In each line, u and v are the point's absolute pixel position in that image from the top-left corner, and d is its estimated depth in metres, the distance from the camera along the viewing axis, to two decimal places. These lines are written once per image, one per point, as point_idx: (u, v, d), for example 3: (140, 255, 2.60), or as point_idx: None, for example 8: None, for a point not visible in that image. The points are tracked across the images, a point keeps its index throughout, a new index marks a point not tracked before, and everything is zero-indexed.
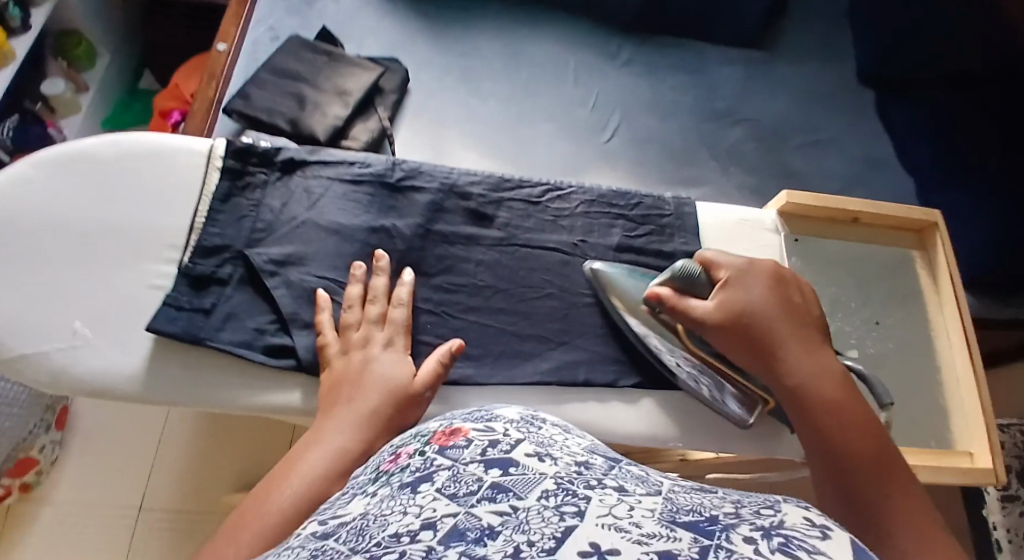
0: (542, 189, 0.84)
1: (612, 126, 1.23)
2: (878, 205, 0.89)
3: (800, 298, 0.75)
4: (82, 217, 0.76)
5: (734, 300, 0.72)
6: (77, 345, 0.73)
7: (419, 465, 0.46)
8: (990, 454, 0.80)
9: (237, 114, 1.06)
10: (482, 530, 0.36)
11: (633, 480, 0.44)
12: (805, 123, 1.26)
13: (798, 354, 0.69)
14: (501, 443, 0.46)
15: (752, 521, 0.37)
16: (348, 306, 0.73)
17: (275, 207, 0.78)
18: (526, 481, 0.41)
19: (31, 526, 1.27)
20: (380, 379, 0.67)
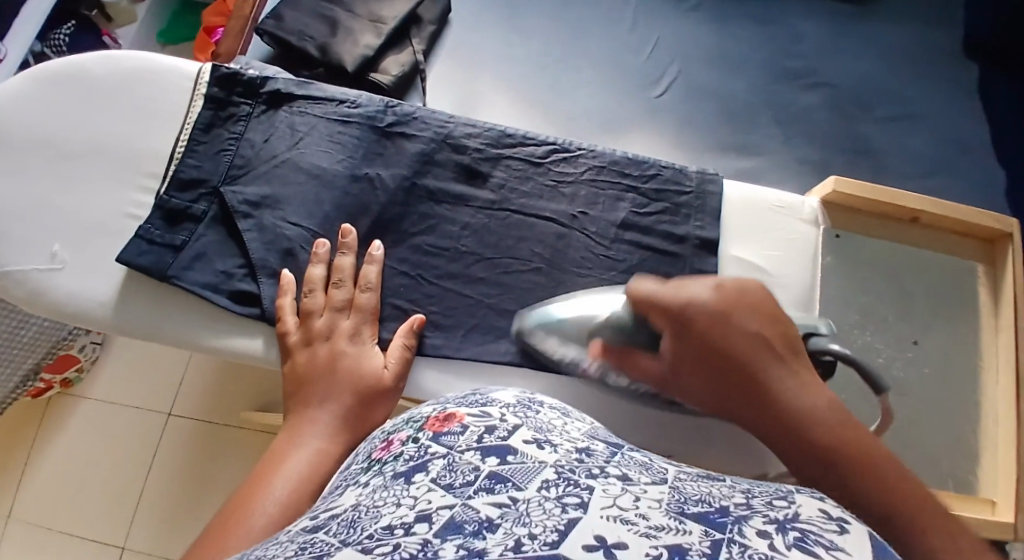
0: (547, 149, 0.76)
1: (666, 81, 1.09)
2: (944, 205, 0.76)
3: (756, 307, 0.58)
4: (70, 137, 0.75)
5: (680, 341, 0.57)
6: (55, 268, 0.72)
7: (414, 453, 0.45)
8: (1016, 508, 0.69)
9: (268, 37, 1.01)
10: (482, 523, 0.36)
11: (635, 467, 0.44)
12: (894, 95, 1.09)
13: (778, 390, 0.54)
14: (499, 430, 0.47)
15: (765, 513, 0.38)
16: (310, 290, 0.69)
17: (256, 143, 0.74)
18: (527, 470, 0.41)
19: (71, 418, 1.29)
20: (358, 369, 0.65)
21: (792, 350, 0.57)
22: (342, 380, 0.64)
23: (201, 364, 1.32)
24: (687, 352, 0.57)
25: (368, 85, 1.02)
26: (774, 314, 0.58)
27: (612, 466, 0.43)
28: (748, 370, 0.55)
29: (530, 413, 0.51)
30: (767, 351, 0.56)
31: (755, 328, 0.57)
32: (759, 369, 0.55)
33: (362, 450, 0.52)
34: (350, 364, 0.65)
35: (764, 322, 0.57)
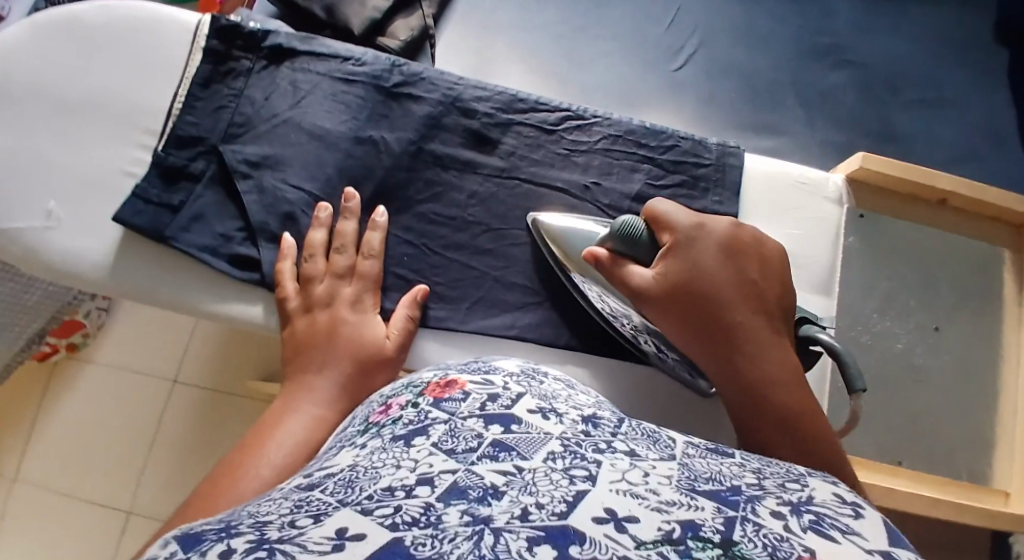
0: (560, 116, 0.72)
1: (687, 53, 1.05)
2: (978, 187, 0.72)
3: (762, 265, 0.59)
4: (67, 90, 0.73)
5: (682, 271, 0.57)
6: (50, 227, 0.71)
7: (413, 419, 0.42)
8: None
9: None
10: (485, 490, 0.33)
11: (645, 441, 0.41)
12: (924, 75, 1.04)
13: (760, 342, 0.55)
14: (502, 398, 0.44)
15: (776, 494, 0.37)
16: (310, 255, 0.66)
17: (256, 100, 0.71)
18: (532, 440, 0.38)
19: (76, 384, 1.28)
20: (359, 338, 0.63)
21: (784, 315, 0.58)
22: (344, 348, 0.62)
23: (210, 333, 1.29)
24: (682, 282, 0.57)
25: (375, 47, 0.99)
26: (779, 276, 0.60)
27: (620, 441, 0.41)
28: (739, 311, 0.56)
29: (533, 383, 0.49)
30: (762, 304, 0.57)
31: (755, 280, 0.58)
32: (749, 313, 0.56)
33: (360, 415, 0.50)
34: (350, 332, 0.63)
35: (765, 277, 0.58)
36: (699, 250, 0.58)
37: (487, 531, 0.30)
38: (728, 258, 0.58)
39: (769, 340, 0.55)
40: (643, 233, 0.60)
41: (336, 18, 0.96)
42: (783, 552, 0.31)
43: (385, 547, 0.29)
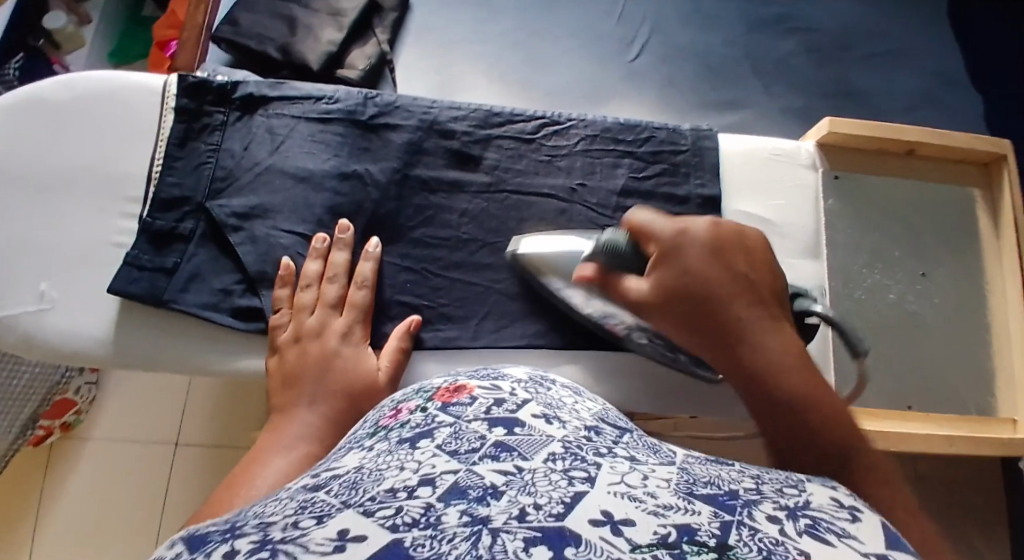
0: (536, 124, 0.74)
1: (640, 42, 1.07)
2: (942, 134, 0.75)
3: (750, 256, 0.55)
4: (41, 170, 0.73)
5: (679, 279, 0.53)
6: (43, 309, 0.70)
7: (421, 421, 0.43)
8: None
9: (225, 44, 1.01)
10: (485, 490, 0.35)
11: (643, 450, 0.43)
12: (868, 32, 1.08)
13: (763, 339, 0.51)
14: (508, 402, 0.46)
15: (774, 499, 0.38)
16: (304, 285, 0.67)
17: (236, 152, 0.71)
18: (534, 442, 0.40)
19: (77, 463, 1.25)
20: (352, 369, 0.63)
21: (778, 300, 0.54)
22: (336, 379, 0.62)
23: (203, 388, 1.28)
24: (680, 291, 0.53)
25: (335, 81, 1.02)
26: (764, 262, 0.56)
27: (621, 448, 0.43)
28: (739, 312, 0.52)
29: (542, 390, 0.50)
30: (758, 300, 0.53)
31: (747, 276, 0.54)
32: (749, 309, 0.52)
33: (370, 420, 0.50)
34: (343, 364, 0.63)
35: (755, 271, 0.55)
36: (689, 255, 0.54)
37: (485, 531, 0.32)
38: (717, 259, 0.54)
39: (771, 332, 0.51)
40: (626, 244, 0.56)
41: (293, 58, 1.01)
42: (779, 554, 0.33)
43: (387, 549, 0.31)
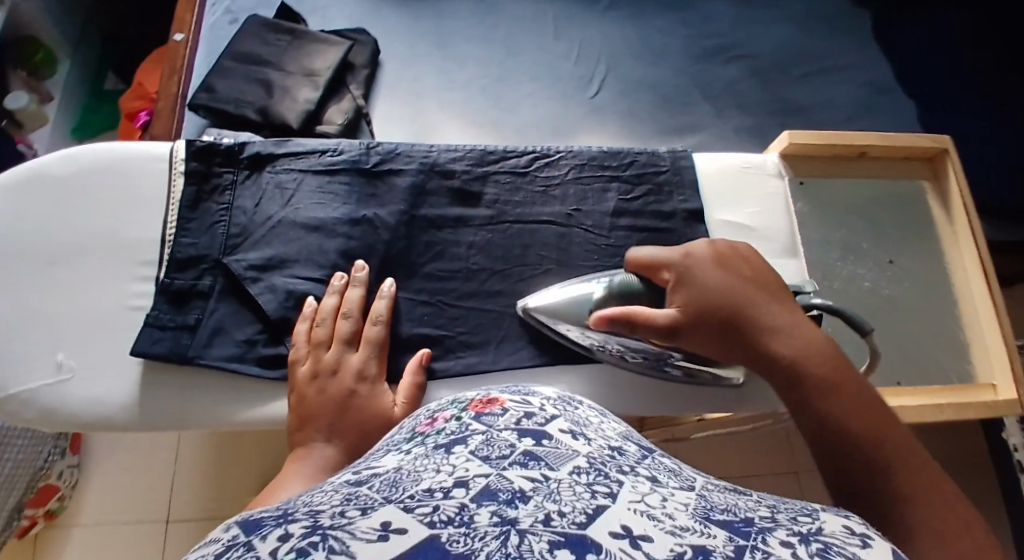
0: (528, 158, 0.79)
1: (598, 80, 1.13)
2: (888, 136, 0.84)
3: (751, 264, 0.63)
4: (50, 243, 0.74)
5: (693, 292, 0.61)
6: (64, 379, 0.71)
7: (453, 428, 0.42)
8: (1015, 383, 0.75)
9: (203, 110, 1.02)
10: (514, 493, 0.35)
11: (665, 471, 0.43)
12: (802, 54, 1.17)
13: (776, 333, 0.57)
14: (538, 416, 0.44)
15: (787, 526, 0.39)
16: (319, 320, 0.69)
17: (248, 209, 0.74)
18: (561, 455, 0.40)
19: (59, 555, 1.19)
20: (370, 405, 0.65)
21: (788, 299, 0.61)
22: (352, 417, 0.64)
23: (195, 441, 1.27)
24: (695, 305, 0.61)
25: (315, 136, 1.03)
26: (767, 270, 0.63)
27: (645, 468, 0.42)
28: (751, 308, 0.59)
29: (570, 407, 0.48)
30: (762, 295, 0.60)
31: (750, 278, 0.62)
32: (759, 304, 0.59)
33: (404, 426, 0.49)
34: (363, 401, 0.65)
35: (758, 272, 0.62)
36: (695, 267, 0.63)
37: (513, 530, 0.33)
38: (720, 266, 0.62)
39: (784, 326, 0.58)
40: (640, 282, 0.66)
41: (273, 120, 1.02)
42: None
43: (422, 546, 0.32)
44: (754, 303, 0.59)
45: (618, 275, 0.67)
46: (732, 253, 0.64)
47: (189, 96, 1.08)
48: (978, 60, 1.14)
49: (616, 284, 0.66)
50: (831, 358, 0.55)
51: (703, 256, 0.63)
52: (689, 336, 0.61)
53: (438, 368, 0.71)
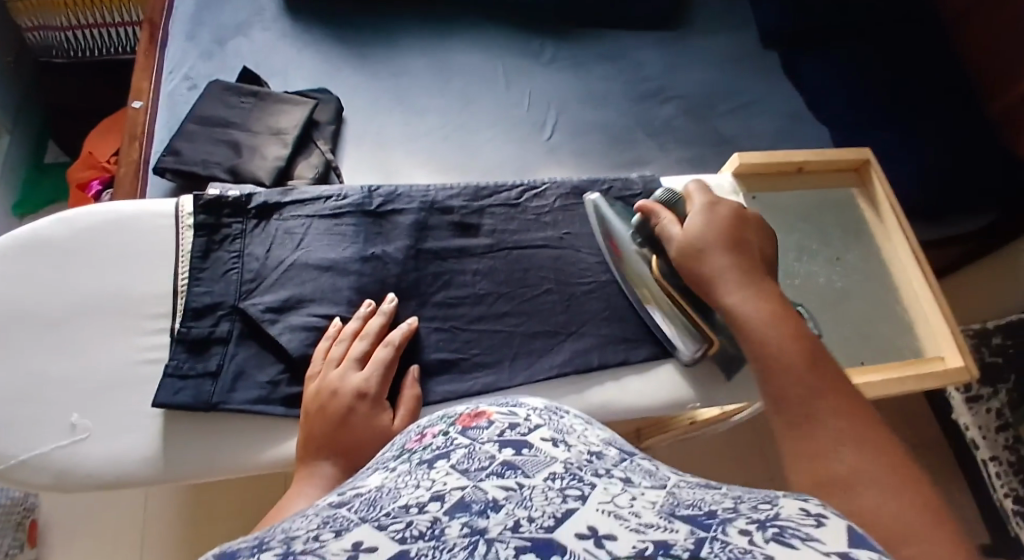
0: (518, 191, 0.86)
1: (550, 124, 1.20)
2: (820, 153, 0.97)
3: (759, 234, 0.73)
4: (54, 304, 0.72)
5: (700, 226, 0.72)
6: (78, 439, 0.69)
7: (438, 442, 0.42)
8: (960, 354, 0.86)
9: (170, 173, 0.98)
10: (487, 503, 0.34)
11: (640, 472, 0.40)
12: (726, 90, 1.28)
13: (754, 294, 0.65)
14: (521, 426, 0.43)
15: (751, 514, 0.35)
16: (336, 340, 0.72)
17: (259, 255, 0.77)
18: (538, 462, 0.38)
19: None
20: (369, 424, 0.66)
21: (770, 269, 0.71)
22: (348, 433, 0.65)
23: (161, 502, 1.19)
24: (700, 235, 0.71)
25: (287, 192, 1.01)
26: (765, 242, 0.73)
27: (619, 470, 0.40)
28: (740, 260, 0.69)
29: (556, 415, 0.47)
30: (757, 258, 0.70)
31: (753, 243, 0.71)
32: (744, 261, 0.69)
33: (394, 441, 0.48)
34: (361, 420, 0.66)
35: (760, 243, 0.72)
36: (712, 213, 0.73)
37: (483, 542, 0.31)
38: (733, 223, 0.72)
39: (764, 294, 0.65)
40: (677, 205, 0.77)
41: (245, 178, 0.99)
42: None
43: None
44: (734, 255, 0.69)
45: (667, 190, 0.78)
46: (744, 219, 0.74)
47: (152, 162, 1.03)
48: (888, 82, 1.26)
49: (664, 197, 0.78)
50: (817, 353, 0.59)
51: (721, 210, 0.74)
52: (680, 261, 0.72)
53: (459, 390, 0.74)
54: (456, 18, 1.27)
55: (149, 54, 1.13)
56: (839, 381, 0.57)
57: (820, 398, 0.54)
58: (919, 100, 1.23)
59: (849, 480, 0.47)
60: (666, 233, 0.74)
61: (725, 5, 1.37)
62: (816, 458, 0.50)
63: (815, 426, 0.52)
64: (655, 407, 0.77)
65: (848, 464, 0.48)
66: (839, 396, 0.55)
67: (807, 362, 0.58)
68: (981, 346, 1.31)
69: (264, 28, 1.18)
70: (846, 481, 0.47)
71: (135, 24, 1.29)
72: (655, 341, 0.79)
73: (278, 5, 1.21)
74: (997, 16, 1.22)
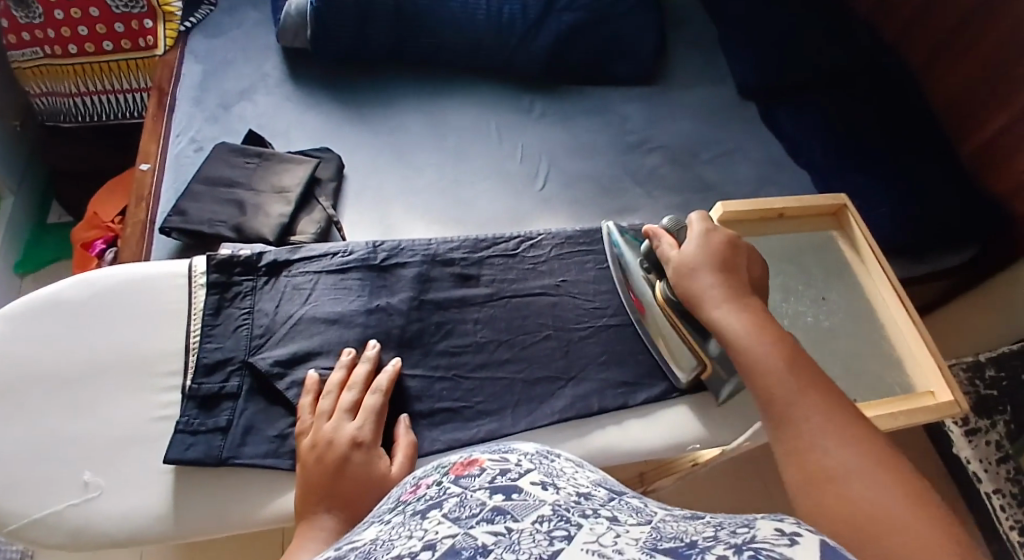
0: (515, 241, 0.91)
1: (542, 175, 1.23)
2: (799, 198, 1.01)
3: (751, 259, 0.77)
4: (67, 364, 0.74)
5: (696, 249, 0.75)
6: (91, 497, 0.69)
7: (433, 495, 0.45)
8: (949, 389, 0.89)
9: (176, 232, 1.01)
10: (477, 549, 0.36)
11: (627, 511, 0.44)
12: (709, 139, 1.33)
13: (740, 310, 0.69)
14: (511, 472, 0.46)
15: (727, 542, 0.37)
16: (324, 393, 0.73)
17: (269, 310, 0.80)
18: (526, 505, 0.41)
19: None
20: (365, 471, 0.67)
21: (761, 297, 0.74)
22: (346, 483, 0.66)
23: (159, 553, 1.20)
24: (698, 255, 0.75)
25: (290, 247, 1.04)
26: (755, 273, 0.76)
27: (606, 510, 0.43)
28: (732, 281, 0.72)
29: (545, 461, 0.50)
30: (748, 287, 0.73)
31: (744, 267, 0.75)
32: (735, 283, 0.72)
33: (392, 496, 0.51)
34: (358, 468, 0.67)
35: (752, 268, 0.76)
36: (708, 237, 0.76)
37: None
38: (727, 247, 0.76)
39: (752, 309, 0.69)
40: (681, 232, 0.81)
41: (249, 236, 1.02)
42: None
43: None
44: (729, 283, 0.72)
45: (671, 218, 0.82)
46: (739, 246, 0.77)
47: (159, 221, 1.06)
48: (865, 128, 1.31)
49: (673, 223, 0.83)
50: (801, 358, 0.64)
51: (717, 237, 0.77)
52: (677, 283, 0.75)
53: (463, 438, 0.76)
54: (448, 78, 1.33)
55: (157, 117, 1.18)
56: (827, 384, 0.61)
57: (809, 401, 0.59)
58: (893, 144, 1.28)
59: (843, 479, 0.52)
60: (665, 255, 0.78)
61: (702, 62, 1.45)
62: (812, 459, 0.55)
63: (807, 430, 0.57)
64: (654, 449, 0.79)
65: (839, 463, 0.53)
66: (826, 398, 0.59)
67: (793, 367, 0.62)
68: (976, 380, 1.33)
69: (267, 93, 1.24)
70: (840, 481, 0.52)
71: (145, 91, 1.32)
72: (653, 385, 0.82)
73: (281, 71, 1.27)
74: (960, 63, 1.27)
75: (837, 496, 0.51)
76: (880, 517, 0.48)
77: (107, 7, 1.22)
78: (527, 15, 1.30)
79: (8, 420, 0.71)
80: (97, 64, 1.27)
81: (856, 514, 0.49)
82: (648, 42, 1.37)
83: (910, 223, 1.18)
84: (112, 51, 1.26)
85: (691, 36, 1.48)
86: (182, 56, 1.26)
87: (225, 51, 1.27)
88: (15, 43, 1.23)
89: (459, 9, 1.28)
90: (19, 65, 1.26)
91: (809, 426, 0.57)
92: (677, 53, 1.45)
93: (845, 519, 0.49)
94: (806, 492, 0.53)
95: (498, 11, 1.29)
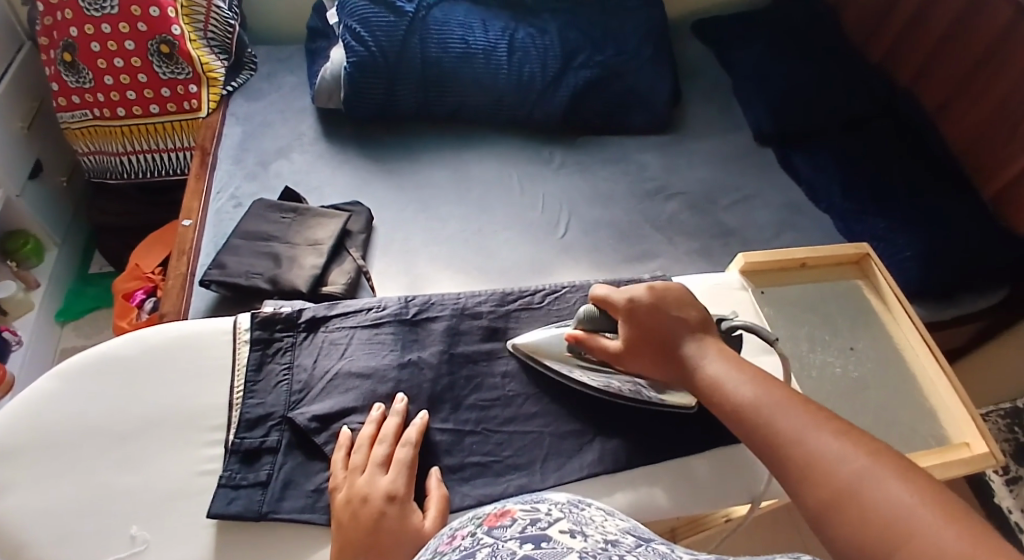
0: (540, 295, 0.95)
1: (563, 223, 1.25)
2: (820, 248, 1.04)
3: (681, 302, 0.77)
4: (118, 420, 0.78)
5: (633, 329, 0.76)
6: (137, 550, 0.71)
7: (466, 545, 0.47)
8: (984, 439, 0.89)
9: (215, 284, 1.04)
10: None
11: (653, 557, 0.46)
12: (728, 185, 1.35)
13: (707, 367, 0.72)
14: (541, 521, 0.48)
15: None
16: (355, 448, 0.76)
17: (307, 366, 0.84)
18: (554, 554, 0.43)
19: None
20: (401, 527, 0.69)
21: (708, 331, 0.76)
22: (384, 536, 0.68)
23: None
24: (636, 333, 0.76)
25: (322, 299, 1.05)
26: (693, 316, 0.77)
27: (633, 557, 0.45)
28: (684, 340, 0.74)
29: (575, 510, 0.52)
30: (690, 329, 0.75)
31: (680, 315, 0.76)
32: (687, 339, 0.74)
33: (429, 548, 0.52)
34: (394, 524, 0.69)
35: (687, 311, 0.77)
36: (633, 309, 0.77)
37: None
38: (655, 309, 0.76)
39: (717, 361, 0.71)
40: (600, 314, 0.80)
41: (283, 288, 1.04)
42: None
43: None
44: (677, 341, 0.74)
45: (585, 307, 0.81)
46: (661, 295, 0.77)
47: (199, 274, 1.09)
48: (885, 171, 1.32)
49: (584, 314, 0.81)
50: (774, 383, 0.66)
51: (640, 304, 0.77)
52: (635, 363, 0.76)
53: (494, 492, 0.78)
54: (470, 132, 1.38)
55: (199, 176, 1.23)
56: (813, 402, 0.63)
57: (797, 420, 0.61)
58: (913, 188, 1.29)
59: (863, 491, 0.54)
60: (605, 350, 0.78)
61: (718, 111, 1.48)
62: (821, 478, 0.56)
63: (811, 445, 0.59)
64: (682, 508, 0.80)
65: (849, 473, 0.55)
66: (812, 411, 0.62)
67: (768, 394, 0.65)
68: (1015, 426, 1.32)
69: (302, 151, 1.29)
70: (858, 492, 0.54)
71: (187, 149, 1.37)
72: (682, 436, 0.83)
73: (316, 130, 1.33)
74: (978, 103, 1.29)
75: (862, 512, 0.53)
76: (909, 524, 0.50)
77: (155, 73, 1.29)
78: (546, 72, 1.36)
79: (60, 473, 0.74)
80: (143, 125, 1.33)
81: (889, 526, 0.51)
82: (665, 93, 1.41)
83: (936, 267, 1.18)
84: (157, 114, 1.32)
85: (707, 86, 1.52)
86: (224, 118, 1.33)
87: (264, 114, 1.35)
88: (66, 106, 1.31)
89: (482, 67, 1.33)
90: (69, 125, 1.34)
91: (812, 444, 0.58)
92: (694, 103, 1.49)
93: (881, 538, 0.51)
94: (827, 516, 0.55)
95: (519, 68, 1.35)
